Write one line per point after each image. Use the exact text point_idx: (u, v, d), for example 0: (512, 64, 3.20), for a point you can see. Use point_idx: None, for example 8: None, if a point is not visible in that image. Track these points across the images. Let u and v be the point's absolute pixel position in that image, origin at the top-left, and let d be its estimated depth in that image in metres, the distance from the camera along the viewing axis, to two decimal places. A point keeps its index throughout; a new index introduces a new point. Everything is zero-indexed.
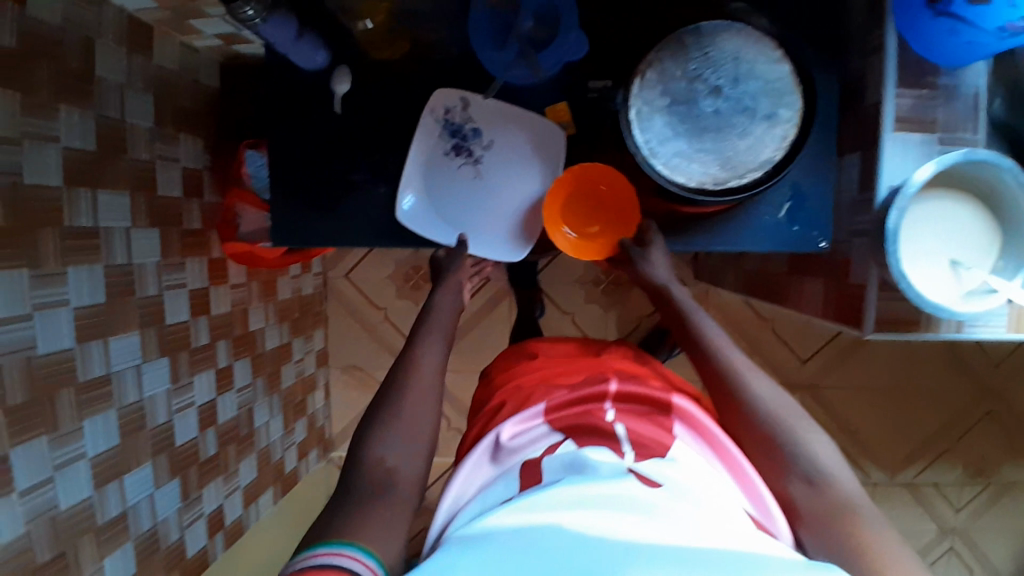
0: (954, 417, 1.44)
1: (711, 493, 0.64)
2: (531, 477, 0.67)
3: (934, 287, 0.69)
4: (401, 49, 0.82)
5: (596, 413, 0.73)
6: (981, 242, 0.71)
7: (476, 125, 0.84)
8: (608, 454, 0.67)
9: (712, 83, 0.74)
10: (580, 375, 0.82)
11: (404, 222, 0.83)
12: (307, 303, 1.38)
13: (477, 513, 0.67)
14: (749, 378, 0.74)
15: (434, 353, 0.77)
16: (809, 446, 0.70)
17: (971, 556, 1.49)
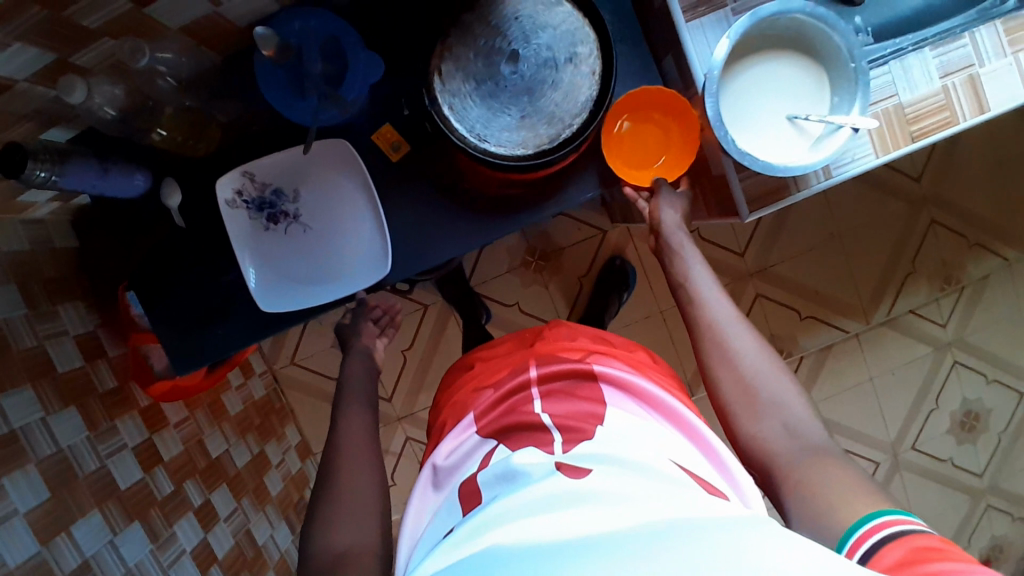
0: (903, 241, 1.46)
1: (650, 453, 0.61)
2: (470, 498, 0.63)
3: (780, 152, 0.72)
4: (215, 141, 0.82)
5: (521, 408, 0.71)
6: (809, 89, 0.73)
7: (272, 186, 0.84)
8: (533, 446, 0.64)
9: (507, 50, 0.74)
10: (504, 374, 0.79)
11: (264, 306, 0.83)
12: (264, 406, 1.36)
13: (421, 550, 0.63)
14: (739, 342, 0.70)
15: (362, 419, 0.76)
16: (794, 411, 0.66)
17: (973, 358, 1.52)
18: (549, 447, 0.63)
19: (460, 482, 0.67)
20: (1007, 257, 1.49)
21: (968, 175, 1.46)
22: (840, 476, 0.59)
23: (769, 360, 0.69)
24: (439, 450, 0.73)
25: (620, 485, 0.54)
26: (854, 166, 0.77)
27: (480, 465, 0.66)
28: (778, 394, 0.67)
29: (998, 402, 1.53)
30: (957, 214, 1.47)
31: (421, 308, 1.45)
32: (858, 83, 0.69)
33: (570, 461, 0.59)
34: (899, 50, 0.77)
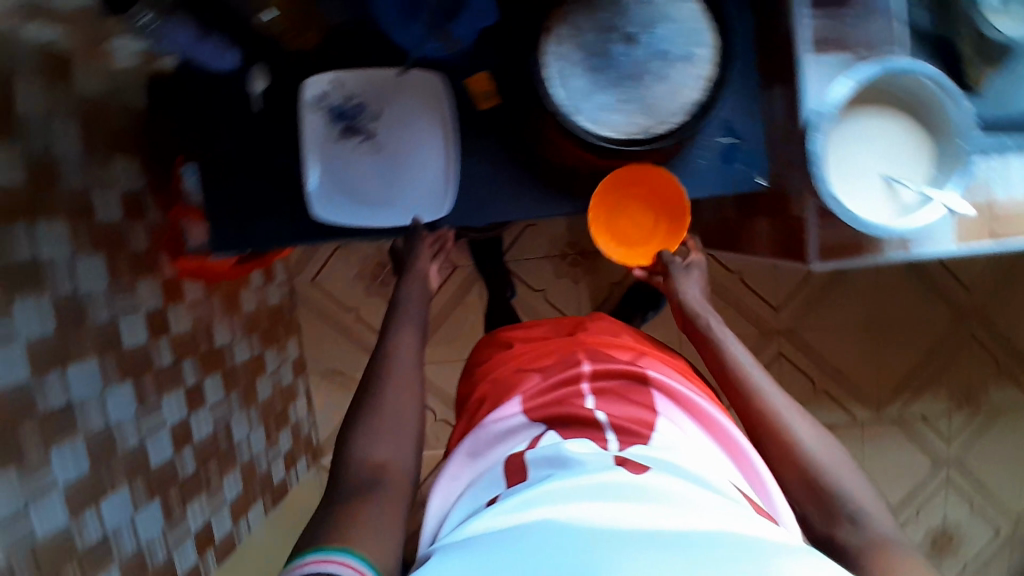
0: (936, 346, 1.44)
1: (701, 472, 0.66)
2: (516, 470, 0.68)
3: (870, 206, 0.70)
4: (310, 41, 0.80)
5: (572, 400, 0.76)
6: (911, 158, 0.71)
7: (358, 100, 0.84)
8: (588, 440, 0.70)
9: (625, 31, 0.73)
10: (552, 361, 0.84)
11: (321, 216, 0.83)
12: (274, 313, 1.37)
13: (467, 505, 0.70)
14: (790, 416, 0.74)
15: (407, 354, 0.78)
16: (846, 484, 0.68)
17: (967, 482, 1.50)
18: (604, 443, 0.69)
19: (506, 453, 0.73)
20: None
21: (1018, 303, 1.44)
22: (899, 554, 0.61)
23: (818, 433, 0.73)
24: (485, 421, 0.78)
25: (675, 494, 0.59)
26: (933, 248, 0.75)
27: (529, 444, 0.72)
28: (832, 466, 0.69)
29: (978, 532, 1.51)
30: (996, 337, 1.45)
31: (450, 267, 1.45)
32: (962, 162, 0.69)
33: (631, 459, 0.65)
34: (1003, 148, 0.78)
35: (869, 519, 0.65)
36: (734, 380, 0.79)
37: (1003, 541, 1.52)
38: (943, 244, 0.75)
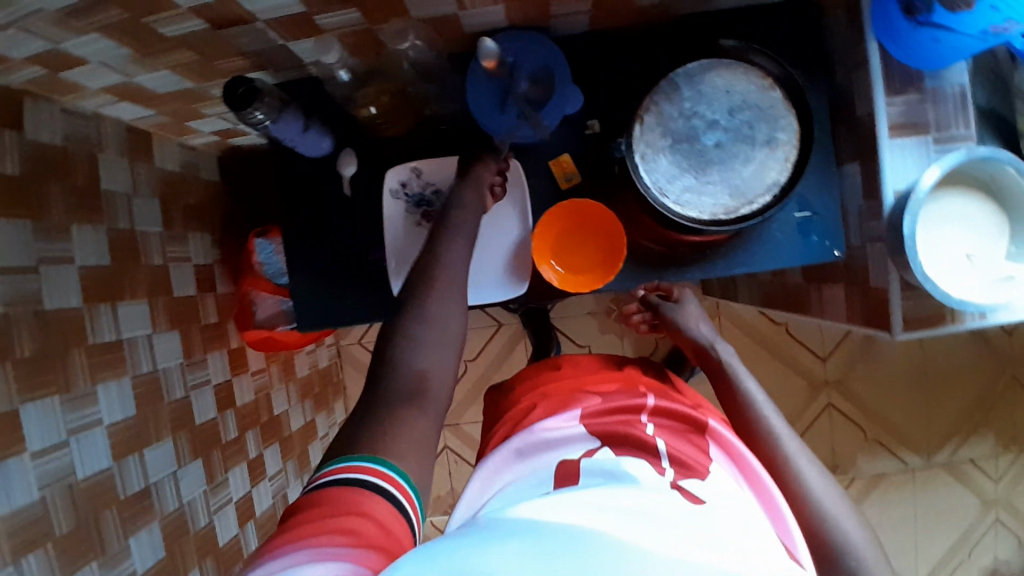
0: (981, 392, 1.45)
1: (737, 506, 0.65)
2: (568, 476, 0.69)
3: (959, 279, 0.72)
4: (403, 126, 0.83)
5: (637, 424, 0.76)
6: (996, 233, 0.73)
7: (436, 187, 0.83)
8: (645, 462, 0.70)
9: (709, 119, 0.76)
10: (609, 388, 0.85)
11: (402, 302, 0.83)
12: (324, 376, 1.37)
13: (508, 501, 0.70)
14: (797, 458, 0.75)
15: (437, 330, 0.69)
16: (847, 530, 0.68)
17: (1017, 523, 1.50)
18: (662, 469, 0.68)
19: (558, 461, 0.73)
20: None
21: None
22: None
23: (823, 474, 0.74)
24: (535, 426, 0.79)
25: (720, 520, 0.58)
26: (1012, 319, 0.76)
27: (584, 455, 0.72)
28: (834, 506, 0.70)
29: None
30: None
31: (496, 325, 1.46)
32: None
33: (688, 489, 0.65)
34: None
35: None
36: (749, 423, 0.80)
37: None
38: None
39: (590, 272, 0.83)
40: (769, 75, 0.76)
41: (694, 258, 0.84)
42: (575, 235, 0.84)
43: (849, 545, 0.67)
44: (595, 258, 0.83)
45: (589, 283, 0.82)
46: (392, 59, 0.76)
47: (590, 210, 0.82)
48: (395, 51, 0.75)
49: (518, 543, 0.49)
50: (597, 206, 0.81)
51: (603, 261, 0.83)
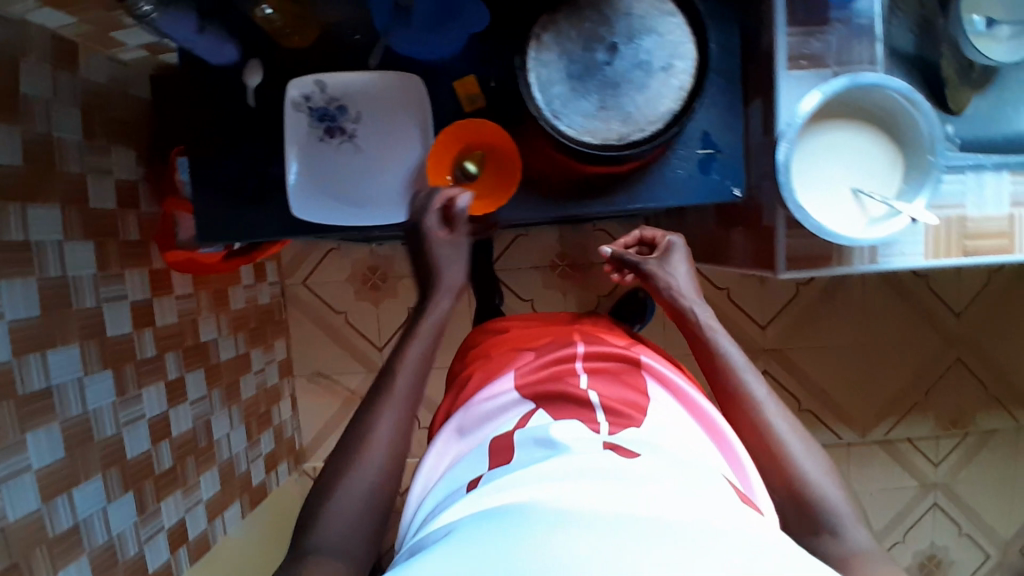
0: (923, 369, 1.44)
1: (689, 452, 0.62)
2: (501, 451, 0.65)
3: (830, 214, 0.70)
4: (306, 40, 0.83)
5: (567, 378, 0.73)
6: (884, 174, 0.72)
7: (339, 102, 0.84)
8: (580, 421, 0.66)
9: (607, 41, 0.75)
10: (546, 341, 0.83)
11: (298, 211, 0.82)
12: (264, 313, 1.37)
13: (444, 490, 0.66)
14: (776, 416, 0.70)
15: (397, 410, 0.66)
16: (813, 475, 0.66)
17: (954, 507, 1.50)
18: (596, 425, 0.65)
19: (491, 437, 0.69)
20: (1019, 420, 1.48)
21: (1008, 326, 1.44)
22: (862, 564, 0.59)
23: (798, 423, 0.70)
24: (473, 401, 0.76)
25: (669, 473, 0.55)
26: (898, 262, 0.76)
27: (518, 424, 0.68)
28: (800, 451, 0.67)
29: (965, 557, 1.51)
30: (984, 364, 1.45)
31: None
32: (930, 177, 0.69)
33: (622, 446, 0.61)
34: (979, 166, 0.78)
35: (848, 525, 0.62)
36: (713, 374, 0.76)
37: (989, 565, 1.53)
38: (914, 258, 0.76)
39: (482, 196, 0.83)
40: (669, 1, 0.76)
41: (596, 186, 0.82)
42: (495, 174, 0.83)
43: (817, 495, 0.64)
44: (491, 183, 0.83)
45: (479, 208, 0.82)
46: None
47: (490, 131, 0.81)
48: None
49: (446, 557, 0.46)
50: (498, 127, 0.81)
51: (499, 188, 0.83)
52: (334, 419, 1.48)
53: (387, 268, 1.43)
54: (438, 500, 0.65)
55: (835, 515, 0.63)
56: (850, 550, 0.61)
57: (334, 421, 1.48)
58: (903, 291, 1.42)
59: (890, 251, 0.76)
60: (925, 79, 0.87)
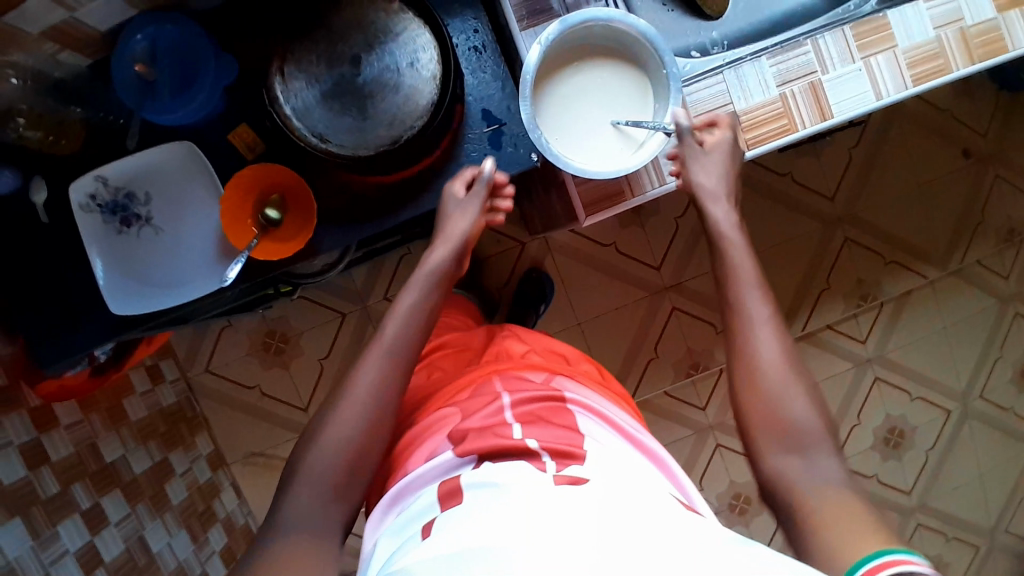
0: (818, 257, 1.47)
1: (632, 480, 0.63)
2: (451, 496, 0.63)
3: (596, 154, 0.75)
4: (75, 144, 0.83)
5: (499, 430, 0.69)
6: (633, 96, 0.76)
7: (125, 190, 0.83)
8: (525, 462, 0.65)
9: (348, 55, 0.76)
10: (467, 393, 0.77)
11: (116, 309, 0.82)
12: (173, 414, 1.37)
13: (397, 540, 0.64)
14: (760, 323, 0.68)
15: (355, 407, 0.68)
16: (792, 403, 0.64)
17: (895, 375, 1.53)
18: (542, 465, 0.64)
19: (441, 482, 0.66)
20: (928, 276, 1.51)
21: (884, 191, 1.48)
22: (831, 497, 0.60)
23: (788, 349, 0.67)
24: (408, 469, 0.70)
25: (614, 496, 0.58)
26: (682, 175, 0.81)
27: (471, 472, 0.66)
28: (780, 382, 0.65)
29: (923, 420, 1.54)
30: (874, 234, 1.48)
31: (338, 315, 1.44)
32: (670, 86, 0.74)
33: (575, 478, 0.61)
34: (738, 60, 0.80)
35: (819, 454, 0.62)
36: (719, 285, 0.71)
37: (954, 419, 1.55)
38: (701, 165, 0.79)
39: (284, 236, 0.83)
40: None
41: (401, 192, 0.84)
42: (298, 213, 0.83)
43: (794, 422, 0.63)
44: (291, 222, 0.83)
45: (287, 249, 0.82)
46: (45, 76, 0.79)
47: (269, 171, 0.82)
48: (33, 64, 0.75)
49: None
50: (277, 166, 0.82)
51: (300, 224, 0.83)
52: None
53: (285, 328, 1.45)
54: (391, 551, 0.63)
55: (805, 439, 0.63)
56: (826, 480, 0.61)
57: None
58: (776, 193, 1.45)
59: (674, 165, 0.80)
60: None
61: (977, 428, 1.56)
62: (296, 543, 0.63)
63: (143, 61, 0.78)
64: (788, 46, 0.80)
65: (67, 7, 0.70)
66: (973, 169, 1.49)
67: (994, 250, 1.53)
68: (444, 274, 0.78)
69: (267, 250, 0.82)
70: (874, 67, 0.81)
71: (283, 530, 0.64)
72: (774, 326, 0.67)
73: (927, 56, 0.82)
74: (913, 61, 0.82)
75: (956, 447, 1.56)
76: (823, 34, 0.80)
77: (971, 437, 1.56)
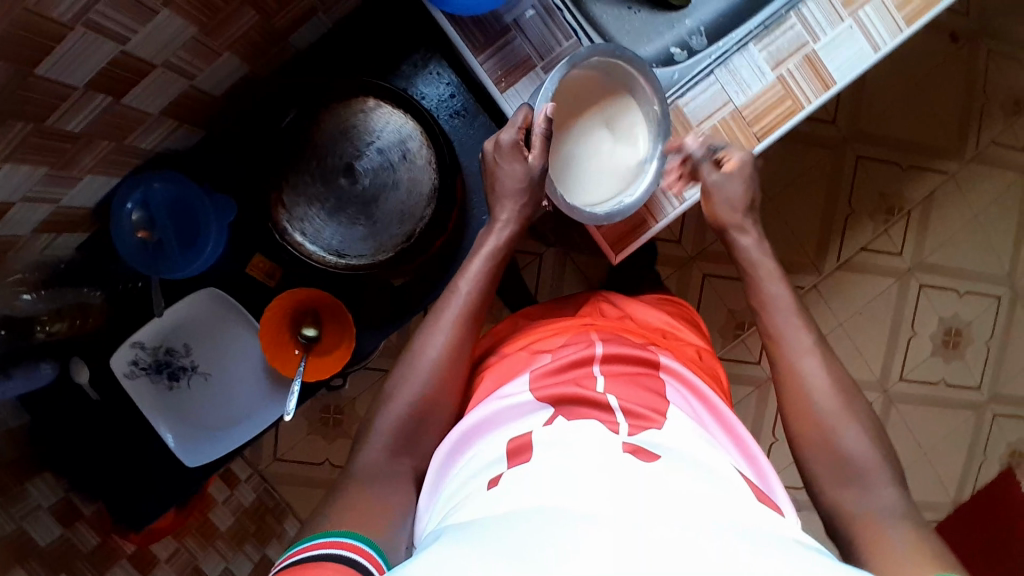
0: (834, 185, 1.42)
1: (702, 449, 0.59)
2: (522, 450, 0.58)
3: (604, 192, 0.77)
4: (98, 318, 0.85)
5: (585, 383, 0.65)
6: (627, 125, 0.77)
7: (164, 347, 0.84)
8: (598, 423, 0.59)
9: (343, 167, 0.82)
10: (562, 339, 0.73)
11: (195, 463, 0.83)
12: (257, 510, 1.35)
13: (455, 499, 0.59)
14: (804, 360, 0.72)
15: (408, 391, 0.69)
16: (843, 433, 0.67)
17: (938, 277, 1.47)
18: (614, 426, 0.59)
19: (509, 435, 0.61)
20: (948, 170, 1.45)
21: (883, 100, 1.43)
22: (889, 527, 0.61)
23: (839, 383, 0.70)
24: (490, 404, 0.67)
25: (704, 484, 0.52)
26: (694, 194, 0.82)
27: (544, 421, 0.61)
28: (835, 414, 0.68)
29: (976, 312, 1.49)
30: (882, 146, 1.43)
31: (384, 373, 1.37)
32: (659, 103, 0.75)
33: (644, 449, 0.56)
34: (727, 53, 0.81)
35: (876, 483, 0.65)
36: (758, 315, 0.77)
37: (1004, 307, 1.50)
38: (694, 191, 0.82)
39: (329, 353, 0.83)
40: (368, 98, 0.80)
41: (434, 268, 0.86)
42: (334, 325, 0.83)
43: (847, 454, 0.67)
44: (333, 337, 0.83)
45: (336, 365, 0.82)
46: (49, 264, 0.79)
47: (302, 295, 0.82)
48: (45, 255, 0.76)
49: (445, 553, 0.45)
50: (312, 290, 0.82)
51: (342, 337, 0.83)
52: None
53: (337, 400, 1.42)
54: (446, 510, 0.58)
55: (856, 467, 0.66)
56: (876, 508, 0.64)
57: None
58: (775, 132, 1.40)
59: (688, 184, 0.82)
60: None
61: None
62: (373, 494, 0.64)
63: (144, 224, 0.78)
64: (772, 26, 0.80)
65: (52, 201, 0.70)
66: (964, 51, 1.44)
67: (1006, 125, 1.47)
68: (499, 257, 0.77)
69: (315, 369, 0.83)
70: (865, 20, 0.79)
71: (358, 477, 0.65)
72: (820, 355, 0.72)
73: None
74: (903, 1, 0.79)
75: (1016, 333, 1.51)
76: (804, 3, 0.79)
77: None
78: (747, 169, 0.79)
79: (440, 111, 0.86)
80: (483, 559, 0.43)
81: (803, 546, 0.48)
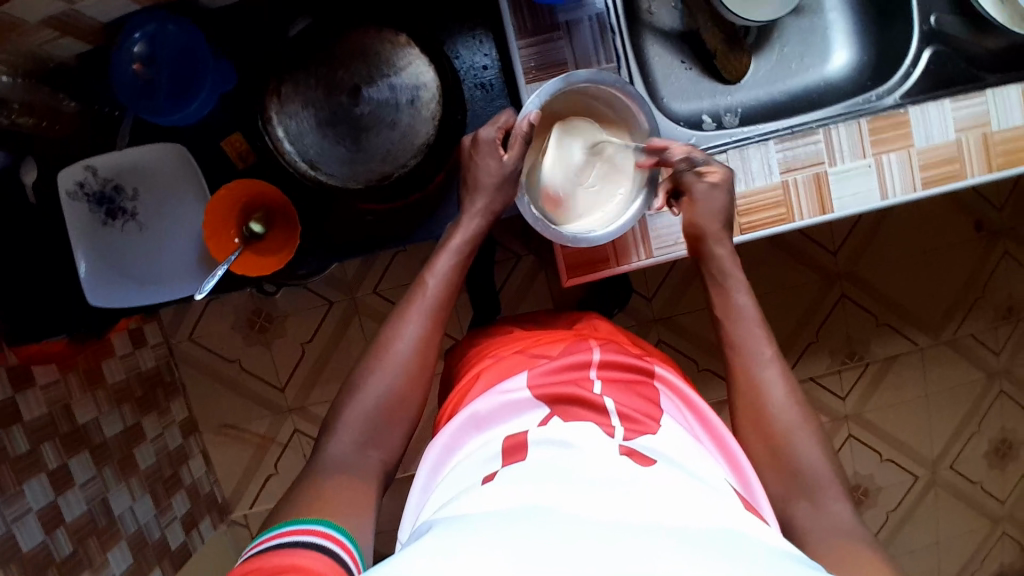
0: (810, 310, 1.44)
1: (698, 461, 0.58)
2: (514, 449, 0.56)
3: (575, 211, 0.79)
4: (67, 129, 0.86)
5: (582, 384, 0.65)
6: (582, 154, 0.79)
7: (115, 183, 0.84)
8: (593, 424, 0.59)
9: (349, 86, 0.82)
10: (559, 348, 0.73)
11: (96, 301, 0.83)
12: (150, 378, 1.25)
13: (451, 490, 0.57)
14: (764, 369, 0.72)
15: (383, 376, 0.70)
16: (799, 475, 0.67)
17: (871, 435, 1.48)
18: (610, 430, 0.58)
19: (504, 433, 0.61)
20: (917, 341, 1.47)
21: (889, 253, 1.44)
22: None
23: None
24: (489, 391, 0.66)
25: (684, 487, 0.50)
26: (667, 254, 0.84)
27: (541, 422, 0.60)
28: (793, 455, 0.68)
29: (891, 483, 1.50)
30: (868, 293, 1.45)
31: (325, 303, 1.35)
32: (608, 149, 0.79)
33: (638, 450, 0.55)
34: (748, 140, 0.83)
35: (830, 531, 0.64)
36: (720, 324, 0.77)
37: (918, 488, 1.51)
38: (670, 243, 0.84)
39: (262, 256, 0.83)
40: (401, 33, 0.82)
41: (407, 216, 0.87)
42: (282, 233, 0.84)
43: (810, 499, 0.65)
44: (276, 246, 0.84)
45: (261, 271, 0.82)
46: (37, 55, 0.76)
47: (270, 193, 0.83)
48: (39, 50, 0.75)
49: (436, 538, 0.44)
50: (279, 193, 0.83)
51: (283, 249, 0.83)
52: (250, 468, 1.38)
53: (271, 308, 1.35)
54: (441, 501, 0.56)
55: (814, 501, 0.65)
56: None
57: (251, 470, 1.38)
58: (777, 239, 1.41)
59: (662, 244, 0.84)
60: (698, 57, 0.94)
61: (948, 500, 1.52)
62: (336, 482, 0.62)
63: (143, 59, 0.77)
64: (797, 134, 0.82)
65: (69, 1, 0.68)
66: (983, 243, 1.46)
67: (990, 326, 1.48)
68: (473, 243, 0.80)
69: (247, 263, 0.82)
70: (886, 165, 0.82)
71: (326, 466, 0.64)
72: (781, 366, 0.72)
73: (944, 159, 0.82)
74: (927, 164, 0.82)
75: (921, 515, 1.52)
76: (837, 125, 0.81)
77: (939, 507, 1.52)
78: (727, 183, 0.78)
79: (467, 78, 0.87)
80: (462, 547, 0.41)
81: (791, 555, 0.44)
